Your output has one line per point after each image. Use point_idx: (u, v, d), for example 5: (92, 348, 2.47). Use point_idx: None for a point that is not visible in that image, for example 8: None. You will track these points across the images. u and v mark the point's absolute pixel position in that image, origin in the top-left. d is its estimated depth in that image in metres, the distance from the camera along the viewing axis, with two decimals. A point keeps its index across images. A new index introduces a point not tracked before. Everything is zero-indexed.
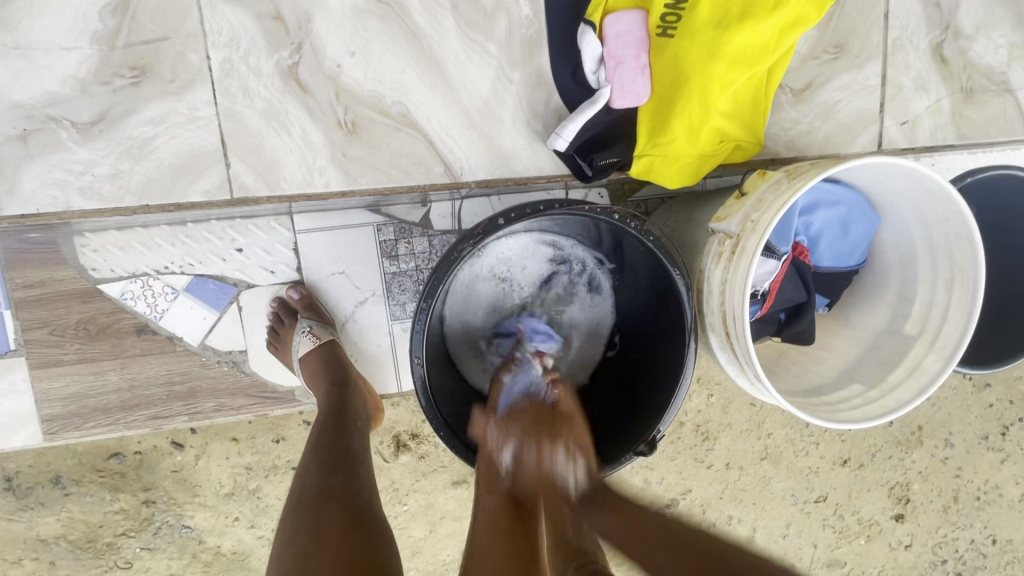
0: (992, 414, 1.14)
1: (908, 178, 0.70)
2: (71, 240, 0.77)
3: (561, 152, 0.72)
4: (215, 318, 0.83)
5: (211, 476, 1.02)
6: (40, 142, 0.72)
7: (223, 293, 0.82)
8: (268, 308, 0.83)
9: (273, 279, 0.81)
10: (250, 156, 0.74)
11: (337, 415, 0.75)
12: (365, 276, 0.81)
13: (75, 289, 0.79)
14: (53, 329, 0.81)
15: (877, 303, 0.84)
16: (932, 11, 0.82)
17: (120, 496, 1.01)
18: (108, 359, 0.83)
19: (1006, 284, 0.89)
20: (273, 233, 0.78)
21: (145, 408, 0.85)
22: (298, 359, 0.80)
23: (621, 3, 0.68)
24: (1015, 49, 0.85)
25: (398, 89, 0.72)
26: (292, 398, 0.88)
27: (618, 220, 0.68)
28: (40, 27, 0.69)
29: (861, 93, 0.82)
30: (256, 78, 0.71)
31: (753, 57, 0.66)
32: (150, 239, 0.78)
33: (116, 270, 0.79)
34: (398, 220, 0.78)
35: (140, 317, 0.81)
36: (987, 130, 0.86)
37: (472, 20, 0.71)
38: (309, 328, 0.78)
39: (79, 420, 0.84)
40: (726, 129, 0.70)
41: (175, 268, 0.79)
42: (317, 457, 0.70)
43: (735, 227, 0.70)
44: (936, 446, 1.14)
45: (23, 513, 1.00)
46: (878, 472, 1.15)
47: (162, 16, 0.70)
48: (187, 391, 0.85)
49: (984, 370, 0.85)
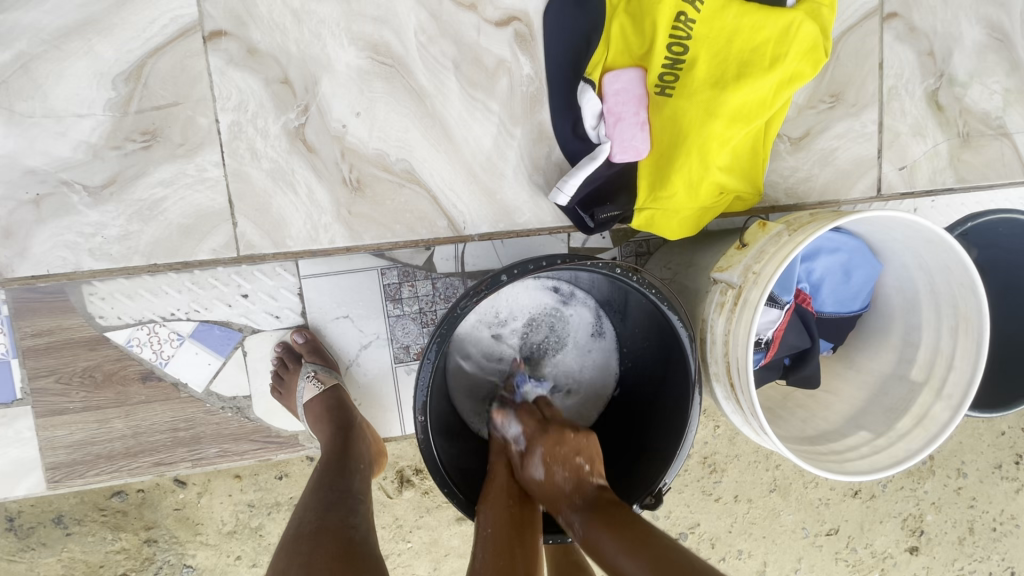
0: (1003, 441, 1.13)
1: (910, 229, 0.71)
2: (79, 290, 0.78)
3: (563, 206, 0.73)
4: (219, 364, 0.83)
5: (213, 514, 1.02)
6: (52, 206, 0.73)
7: (228, 339, 0.82)
8: (273, 353, 0.83)
9: (278, 324, 0.82)
10: (257, 215, 0.74)
11: (340, 454, 0.75)
12: (369, 319, 0.82)
13: (83, 337, 0.80)
14: (59, 378, 0.82)
15: (883, 347, 0.84)
16: (927, 59, 0.83)
17: (122, 535, 1.00)
18: (113, 407, 0.83)
19: (1014, 322, 0.88)
20: (279, 279, 0.79)
21: (149, 453, 0.85)
22: (303, 404, 0.80)
23: (619, 61, 0.70)
24: (1009, 94, 0.86)
25: (402, 147, 0.73)
26: (296, 442, 0.88)
27: (620, 274, 0.69)
28: (53, 96, 0.71)
29: (859, 140, 0.83)
30: (263, 139, 0.72)
31: (750, 114, 0.67)
32: (157, 287, 0.79)
33: (123, 317, 0.80)
34: (402, 264, 0.79)
35: (146, 364, 0.82)
36: (986, 172, 0.87)
37: (474, 80, 0.72)
38: (314, 372, 0.79)
39: (82, 467, 0.84)
40: (726, 182, 0.71)
41: (181, 315, 0.80)
42: (318, 492, 0.70)
43: (737, 278, 0.70)
44: (949, 476, 1.13)
45: (25, 554, 0.99)
46: (890, 504, 1.14)
47: (173, 82, 0.71)
48: (191, 437, 0.85)
49: (994, 413, 0.84)
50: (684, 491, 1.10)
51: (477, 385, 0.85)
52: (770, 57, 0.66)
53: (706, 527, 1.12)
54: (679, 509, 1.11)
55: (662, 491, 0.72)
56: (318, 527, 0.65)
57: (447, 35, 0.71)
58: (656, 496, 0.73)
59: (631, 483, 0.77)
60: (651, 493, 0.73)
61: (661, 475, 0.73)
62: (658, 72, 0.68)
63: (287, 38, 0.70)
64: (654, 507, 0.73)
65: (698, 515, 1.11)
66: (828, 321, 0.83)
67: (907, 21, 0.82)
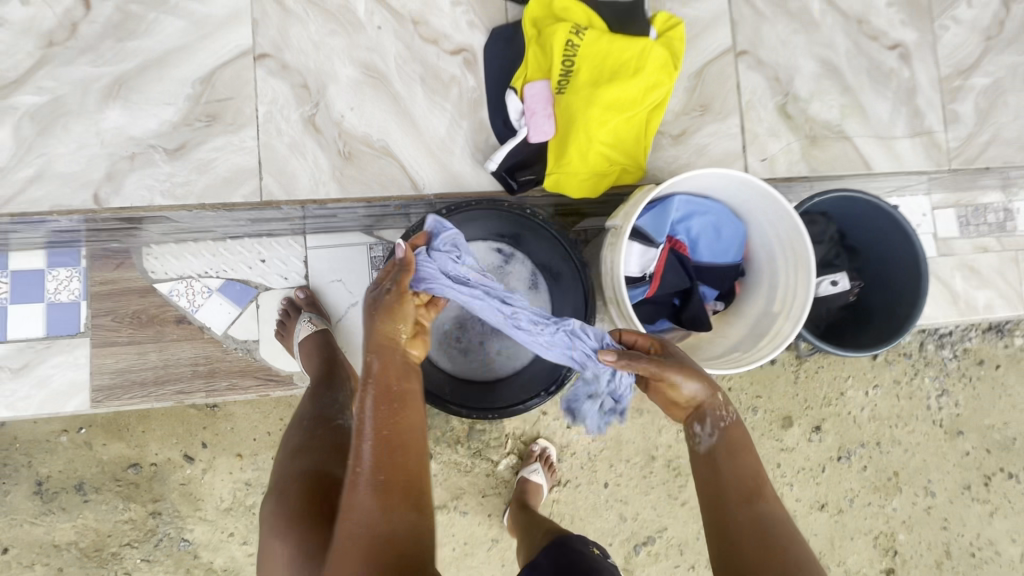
0: (969, 460, 1.54)
1: (749, 190, 0.96)
2: (140, 251, 1.09)
3: (493, 170, 1.01)
4: (237, 313, 1.12)
5: (213, 491, 1.28)
6: (142, 161, 1.03)
7: (246, 293, 1.12)
8: (280, 306, 1.12)
9: (286, 284, 1.12)
10: (276, 173, 1.03)
11: (330, 372, 1.04)
12: (357, 282, 1.13)
13: (137, 286, 1.10)
14: (114, 317, 1.09)
15: (757, 294, 1.05)
16: (774, 83, 1.13)
17: (131, 505, 1.26)
18: (150, 342, 1.10)
19: (889, 289, 1.14)
20: (290, 249, 1.11)
21: (173, 382, 1.11)
22: (298, 342, 1.06)
23: (534, 75, 1.00)
24: (845, 108, 1.14)
25: (382, 131, 1.03)
26: (289, 381, 1.14)
27: (527, 215, 1.00)
28: (148, 89, 1.02)
29: (726, 138, 1.11)
30: (287, 123, 1.03)
31: (621, 106, 0.96)
32: (197, 251, 1.10)
33: (169, 273, 1.10)
34: (386, 242, 1.12)
35: (182, 310, 1.11)
36: (832, 165, 1.14)
37: (433, 88, 1.04)
38: (309, 318, 1.07)
39: (120, 390, 1.10)
40: (609, 154, 0.98)
41: (213, 273, 1.11)
42: (316, 393, 1.00)
43: (618, 221, 0.95)
44: (913, 492, 1.52)
45: (44, 518, 1.25)
46: (855, 517, 1.51)
47: (230, 85, 1.03)
48: (208, 370, 1.12)
49: (867, 351, 1.08)
50: (651, 495, 1.43)
51: (440, 321, 1.12)
52: (633, 69, 0.96)
53: (673, 531, 1.44)
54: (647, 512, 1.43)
55: (563, 377, 1.00)
56: (317, 416, 0.95)
57: (417, 59, 1.04)
58: (559, 381, 1.01)
59: (547, 380, 1.04)
60: (556, 380, 1.00)
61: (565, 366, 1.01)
62: (558, 79, 0.98)
63: (309, 58, 1.03)
64: (557, 393, 1.01)
65: (665, 519, 1.44)
66: (707, 270, 1.06)
67: (755, 56, 1.12)
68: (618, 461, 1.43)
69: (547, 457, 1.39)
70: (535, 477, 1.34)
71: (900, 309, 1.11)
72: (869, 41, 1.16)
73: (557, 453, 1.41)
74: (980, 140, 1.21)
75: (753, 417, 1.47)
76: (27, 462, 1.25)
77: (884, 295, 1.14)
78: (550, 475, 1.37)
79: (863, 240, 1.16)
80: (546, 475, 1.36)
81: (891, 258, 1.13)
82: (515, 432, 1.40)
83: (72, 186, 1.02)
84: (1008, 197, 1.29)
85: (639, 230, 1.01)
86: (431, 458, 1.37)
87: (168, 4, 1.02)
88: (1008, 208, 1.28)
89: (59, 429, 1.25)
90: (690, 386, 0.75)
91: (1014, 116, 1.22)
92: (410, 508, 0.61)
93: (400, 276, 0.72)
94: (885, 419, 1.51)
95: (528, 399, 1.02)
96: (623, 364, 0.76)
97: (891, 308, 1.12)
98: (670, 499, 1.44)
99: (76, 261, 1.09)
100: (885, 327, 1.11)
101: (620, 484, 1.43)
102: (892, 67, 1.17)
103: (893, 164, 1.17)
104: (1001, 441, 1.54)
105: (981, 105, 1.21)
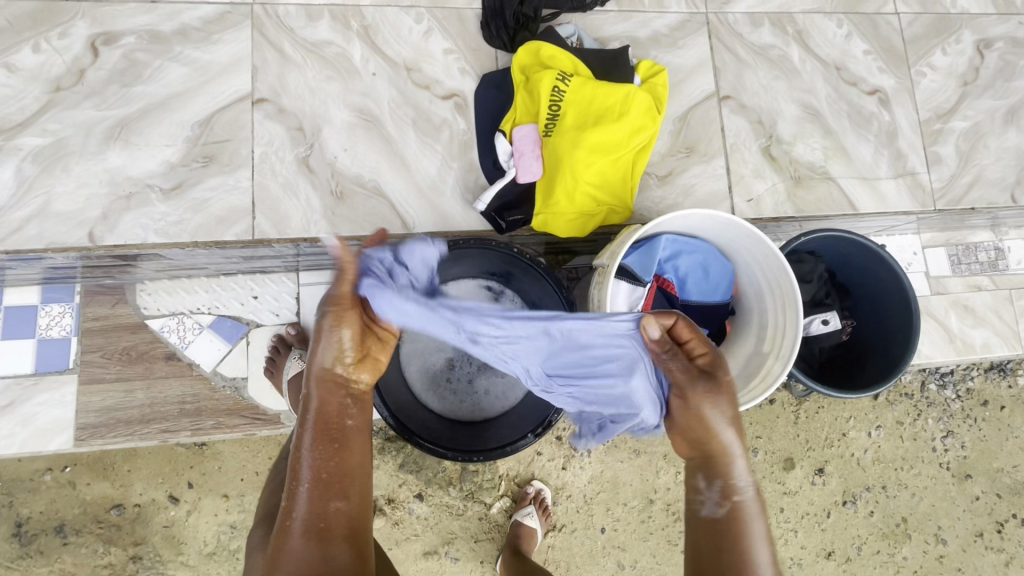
0: (980, 506, 1.48)
1: (735, 229, 0.96)
2: (134, 287, 1.09)
3: (482, 211, 1.04)
4: (226, 349, 1.11)
5: (197, 534, 1.23)
6: (137, 200, 1.05)
7: (237, 329, 1.12)
8: (269, 343, 1.12)
9: (277, 320, 1.13)
10: (269, 212, 1.06)
11: None
12: None
13: (127, 323, 1.09)
14: (103, 353, 1.08)
15: (748, 332, 1.04)
16: (757, 126, 1.16)
17: (111, 549, 1.21)
18: (139, 379, 1.09)
19: (884, 328, 1.12)
20: (282, 285, 1.12)
21: (159, 421, 1.09)
22: (288, 379, 1.06)
23: (522, 119, 1.03)
24: (827, 150, 1.18)
25: (374, 172, 1.07)
26: (277, 420, 1.12)
27: (515, 253, 1.00)
28: (149, 132, 1.06)
29: (712, 178, 1.13)
30: (281, 164, 1.06)
31: (607, 148, 0.99)
32: (190, 287, 1.11)
33: (161, 309, 1.10)
34: None
35: (171, 346, 1.10)
36: (818, 206, 1.16)
37: (425, 132, 1.08)
38: (299, 354, 1.07)
39: (105, 429, 1.08)
40: (596, 195, 1.00)
41: (205, 310, 1.11)
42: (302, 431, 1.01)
43: (605, 260, 0.96)
44: (925, 539, 1.46)
45: (21, 561, 1.20)
46: (864, 566, 1.44)
47: (228, 128, 1.06)
48: (195, 409, 1.10)
49: (865, 393, 1.05)
50: (650, 540, 1.38)
51: (429, 360, 1.11)
52: (618, 113, 0.99)
53: None
54: (645, 559, 1.37)
55: (551, 420, 0.96)
56: None
57: (409, 104, 1.08)
58: (548, 423, 0.97)
59: (537, 419, 1.01)
60: (544, 422, 0.97)
61: (553, 408, 0.97)
62: (544, 122, 1.01)
63: (306, 102, 1.07)
64: (545, 434, 0.97)
65: (664, 567, 1.38)
66: (696, 308, 1.06)
67: (738, 101, 1.16)
68: (615, 504, 1.38)
69: (542, 500, 1.34)
70: (530, 521, 1.29)
71: (895, 349, 1.09)
72: (849, 86, 1.20)
73: (552, 496, 1.36)
74: (964, 180, 1.23)
75: (753, 459, 1.42)
76: (8, 502, 1.20)
77: (878, 334, 1.13)
78: (546, 520, 1.33)
79: (854, 279, 1.17)
80: (540, 519, 1.32)
81: (883, 297, 1.12)
82: (509, 473, 1.36)
83: (68, 224, 1.04)
84: (998, 236, 1.28)
85: (626, 269, 1.01)
86: (421, 500, 1.32)
87: (172, 52, 1.07)
88: (998, 246, 1.28)
89: (43, 467, 1.21)
90: (708, 416, 0.69)
91: (996, 158, 1.25)
92: (347, 550, 0.60)
93: (337, 285, 0.67)
94: (890, 462, 1.47)
95: (516, 440, 1.00)
96: (660, 344, 0.75)
97: (885, 348, 1.11)
98: (669, 545, 1.38)
99: (71, 297, 1.09)
100: (880, 368, 1.10)
101: (616, 530, 1.37)
102: (873, 111, 1.20)
103: (879, 205, 1.19)
104: (1012, 486, 1.49)
105: (962, 147, 1.24)
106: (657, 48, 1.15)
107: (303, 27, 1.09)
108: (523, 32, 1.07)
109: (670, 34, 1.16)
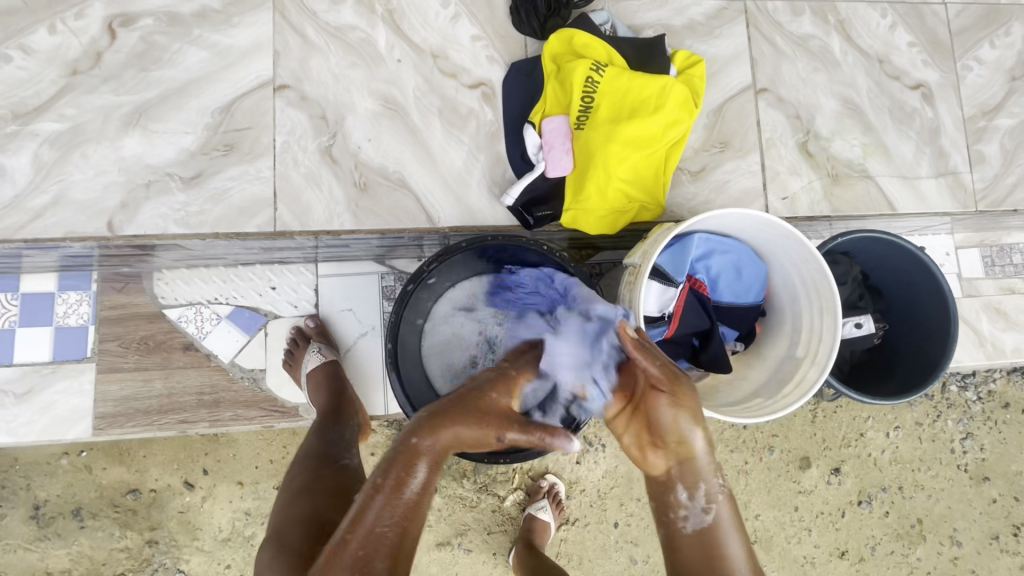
0: (996, 509, 1.45)
1: (771, 230, 0.93)
2: (151, 275, 1.07)
3: (509, 206, 1.01)
4: (245, 340, 1.09)
5: (212, 520, 1.22)
6: (156, 188, 1.03)
7: (254, 321, 1.09)
8: (287, 335, 1.09)
9: (295, 312, 1.10)
10: (291, 204, 1.03)
11: (336, 410, 0.99)
12: (368, 313, 1.10)
13: (145, 311, 1.07)
14: (121, 342, 1.06)
15: (780, 334, 1.01)
16: (794, 121, 1.12)
17: (128, 533, 1.20)
18: (156, 369, 1.07)
19: (919, 331, 1.09)
20: (300, 276, 1.09)
21: (177, 411, 1.07)
22: (306, 373, 1.03)
23: (552, 110, 0.99)
24: (866, 147, 1.13)
25: (399, 163, 1.04)
26: (295, 413, 1.10)
27: (546, 250, 0.95)
28: (168, 118, 1.03)
29: (746, 175, 1.10)
30: (304, 154, 1.04)
31: (641, 142, 0.95)
32: (207, 276, 1.08)
33: (178, 299, 1.07)
34: (398, 270, 1.10)
35: (189, 337, 1.07)
36: (855, 205, 1.12)
37: (451, 122, 1.05)
38: (318, 348, 1.03)
39: (122, 418, 1.06)
40: (628, 191, 0.97)
41: (222, 299, 1.08)
42: (320, 431, 0.95)
43: (637, 259, 0.93)
44: (941, 542, 1.43)
45: (39, 543, 1.19)
46: (878, 565, 1.42)
47: (251, 116, 1.04)
48: (213, 400, 1.07)
49: (899, 400, 1.02)
50: None
51: None
52: (654, 106, 0.95)
53: None
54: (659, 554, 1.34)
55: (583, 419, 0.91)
56: (321, 455, 0.92)
57: (435, 92, 1.05)
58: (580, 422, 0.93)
59: None
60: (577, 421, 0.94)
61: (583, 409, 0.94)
62: (577, 114, 0.97)
63: (329, 90, 1.04)
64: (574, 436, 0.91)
65: None
66: (727, 310, 1.03)
67: (776, 94, 1.11)
68: (629, 499, 1.34)
69: (556, 494, 1.31)
70: (543, 515, 1.27)
71: (932, 353, 1.06)
72: (891, 80, 1.15)
73: (565, 490, 1.33)
74: (1007, 181, 1.19)
75: (769, 457, 1.39)
76: (26, 485, 1.19)
77: (909, 337, 1.11)
78: (559, 513, 1.30)
79: (887, 281, 1.14)
80: (553, 512, 1.29)
81: (915, 299, 1.09)
82: (523, 466, 1.33)
83: (86, 213, 1.02)
84: None
85: (657, 268, 0.98)
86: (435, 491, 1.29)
87: (192, 35, 1.04)
88: None
89: (60, 450, 1.20)
90: (688, 432, 0.68)
91: None
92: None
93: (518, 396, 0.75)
94: (908, 463, 1.43)
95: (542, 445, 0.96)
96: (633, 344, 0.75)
97: (918, 351, 1.08)
98: None
99: (88, 284, 1.06)
100: (912, 373, 1.08)
101: (630, 525, 1.34)
102: (915, 107, 1.16)
103: (916, 204, 1.15)
104: None
105: (1007, 146, 1.19)
106: (693, 36, 1.10)
107: (326, 11, 1.05)
108: (555, 18, 1.02)
109: (706, 23, 1.11)
